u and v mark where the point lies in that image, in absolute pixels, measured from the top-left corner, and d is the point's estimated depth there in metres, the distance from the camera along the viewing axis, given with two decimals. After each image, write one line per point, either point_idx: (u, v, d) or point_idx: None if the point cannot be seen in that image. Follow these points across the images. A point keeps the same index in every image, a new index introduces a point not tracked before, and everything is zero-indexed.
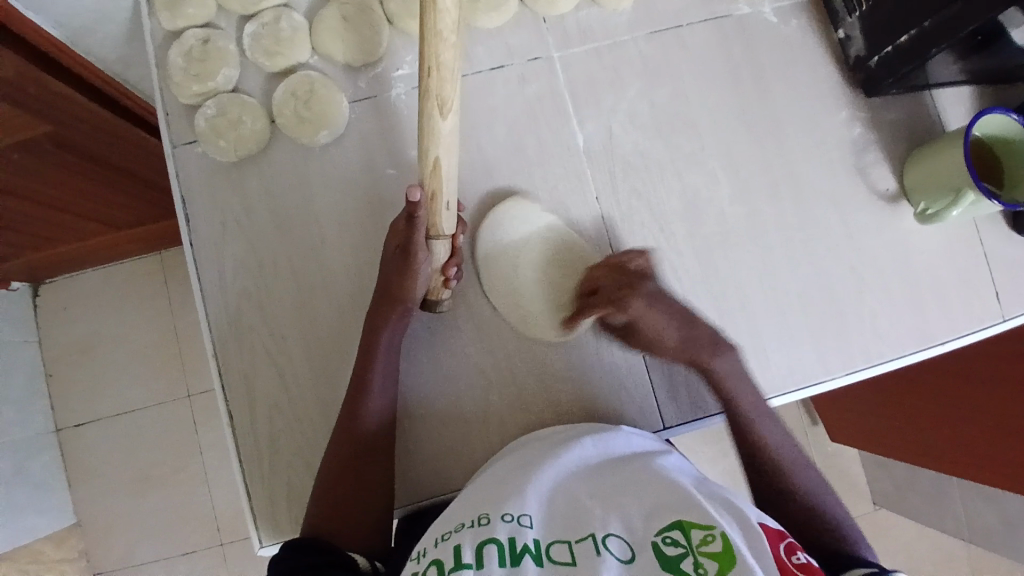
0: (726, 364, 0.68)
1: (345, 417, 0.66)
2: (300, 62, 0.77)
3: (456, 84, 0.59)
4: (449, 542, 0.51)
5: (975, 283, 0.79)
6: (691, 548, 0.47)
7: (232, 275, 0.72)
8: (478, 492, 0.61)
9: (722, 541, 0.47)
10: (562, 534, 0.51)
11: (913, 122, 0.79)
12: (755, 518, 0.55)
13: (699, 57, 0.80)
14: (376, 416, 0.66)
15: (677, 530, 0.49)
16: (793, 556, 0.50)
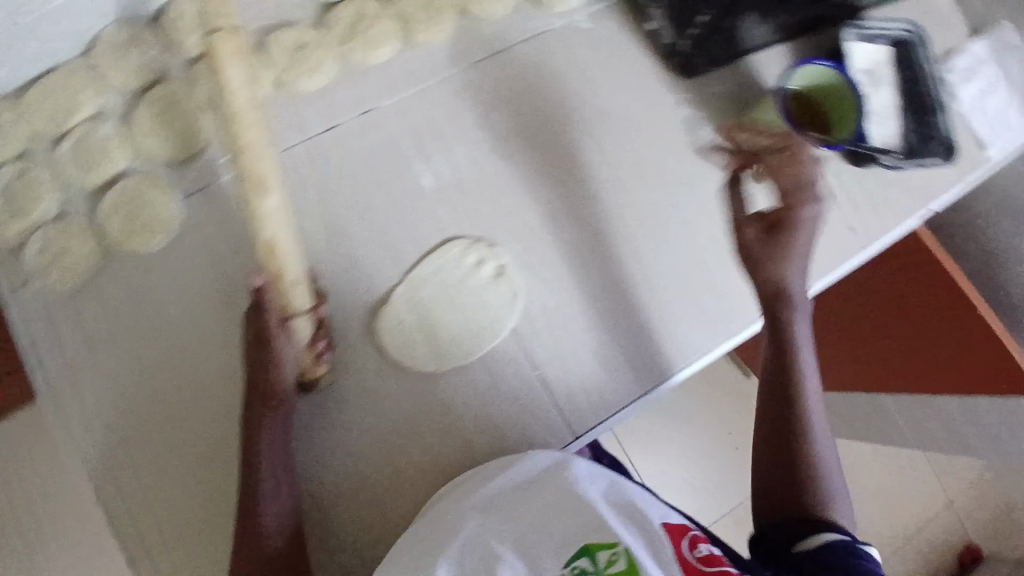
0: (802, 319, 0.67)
1: (241, 528, 0.62)
2: (122, 171, 0.74)
3: (268, 158, 0.62)
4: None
5: (832, 222, 0.82)
6: (600, 571, 0.50)
7: (95, 407, 0.69)
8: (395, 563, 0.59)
9: (625, 558, 0.50)
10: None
11: (736, 90, 0.83)
12: (659, 519, 0.57)
13: (526, 73, 0.82)
14: (276, 521, 0.63)
15: (584, 558, 0.51)
16: (695, 551, 0.53)
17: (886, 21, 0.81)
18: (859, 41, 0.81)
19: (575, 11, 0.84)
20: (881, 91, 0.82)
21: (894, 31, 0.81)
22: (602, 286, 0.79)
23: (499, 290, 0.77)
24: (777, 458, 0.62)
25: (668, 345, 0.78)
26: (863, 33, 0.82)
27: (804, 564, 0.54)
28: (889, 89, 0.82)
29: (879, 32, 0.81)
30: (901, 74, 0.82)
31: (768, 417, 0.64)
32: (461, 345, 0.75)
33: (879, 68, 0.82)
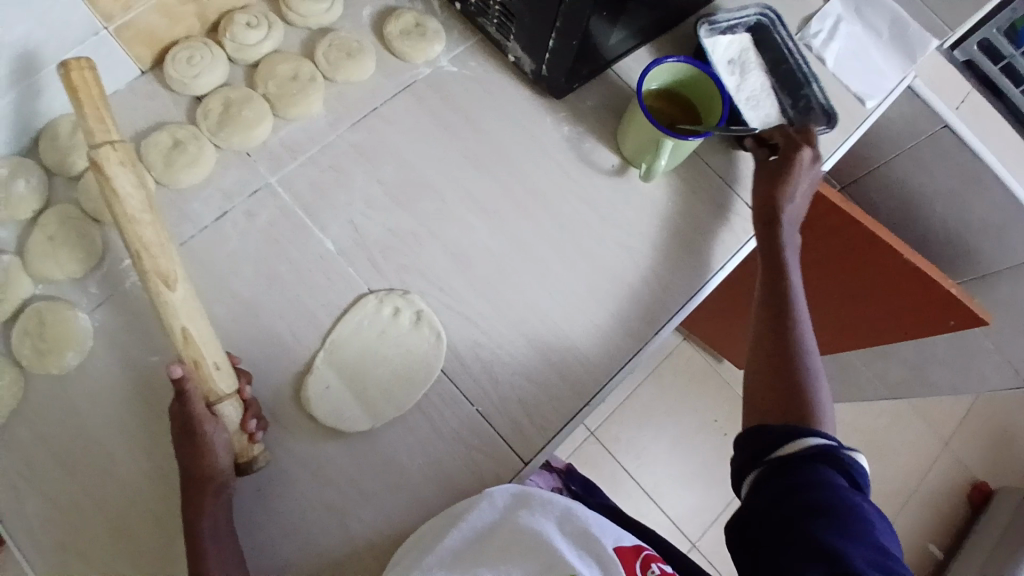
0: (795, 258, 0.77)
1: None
2: (27, 296, 0.75)
3: (171, 253, 0.64)
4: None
5: (727, 204, 0.87)
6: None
7: (38, 533, 0.69)
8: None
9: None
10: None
11: (607, 99, 0.88)
12: (612, 543, 0.69)
13: (405, 124, 0.85)
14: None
15: None
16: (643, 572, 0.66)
17: (739, 11, 0.87)
18: (716, 35, 0.86)
19: (440, 57, 0.88)
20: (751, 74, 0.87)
21: (749, 18, 0.87)
22: (521, 309, 0.81)
23: (422, 331, 0.78)
24: (767, 378, 0.69)
25: (593, 352, 0.81)
26: (718, 27, 0.86)
27: (787, 471, 0.59)
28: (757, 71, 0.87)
29: (734, 22, 0.87)
30: (760, 56, 0.89)
31: (756, 358, 0.71)
32: (389, 399, 0.76)
33: (741, 54, 0.88)
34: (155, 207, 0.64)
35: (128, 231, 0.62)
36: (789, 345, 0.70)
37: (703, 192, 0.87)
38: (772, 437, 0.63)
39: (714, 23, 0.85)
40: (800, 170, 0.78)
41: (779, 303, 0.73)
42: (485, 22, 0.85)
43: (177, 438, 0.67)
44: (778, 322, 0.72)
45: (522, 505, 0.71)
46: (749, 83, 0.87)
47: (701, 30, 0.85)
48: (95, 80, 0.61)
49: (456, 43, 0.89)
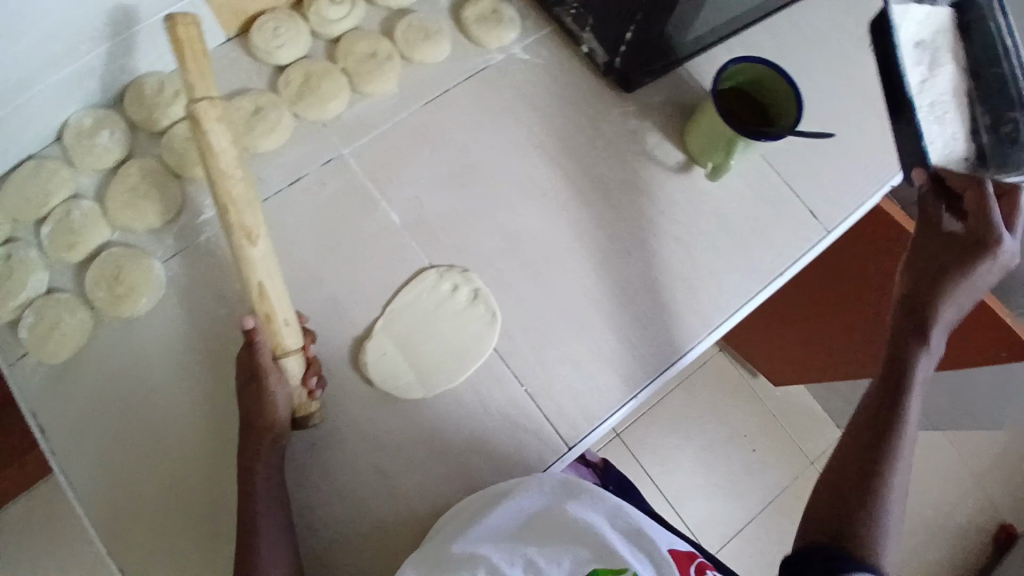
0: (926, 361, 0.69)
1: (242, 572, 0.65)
2: (105, 242, 0.78)
3: (253, 208, 0.67)
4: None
5: (789, 209, 0.87)
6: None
7: (95, 472, 0.71)
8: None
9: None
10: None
11: (674, 99, 0.89)
12: (665, 544, 0.65)
13: (475, 107, 0.86)
14: (276, 564, 0.65)
15: None
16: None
17: None
18: (916, 2, 0.73)
19: (513, 45, 0.89)
20: (939, 70, 0.73)
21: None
22: (577, 297, 0.82)
23: (479, 308, 0.79)
24: (847, 485, 0.65)
25: (646, 346, 0.81)
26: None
27: None
28: (947, 69, 0.73)
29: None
30: (958, 44, 0.74)
31: (851, 440, 0.68)
32: (442, 372, 0.77)
33: (937, 37, 0.74)
34: (242, 161, 0.68)
35: (220, 182, 0.66)
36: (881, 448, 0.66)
37: (767, 195, 0.87)
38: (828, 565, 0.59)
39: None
40: (989, 268, 0.68)
41: (898, 392, 0.68)
42: (561, 12, 0.88)
43: (242, 389, 0.70)
44: (890, 407, 0.68)
45: (569, 494, 0.69)
46: (937, 81, 0.73)
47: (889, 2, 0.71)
48: (199, 37, 0.65)
49: (530, 32, 0.90)
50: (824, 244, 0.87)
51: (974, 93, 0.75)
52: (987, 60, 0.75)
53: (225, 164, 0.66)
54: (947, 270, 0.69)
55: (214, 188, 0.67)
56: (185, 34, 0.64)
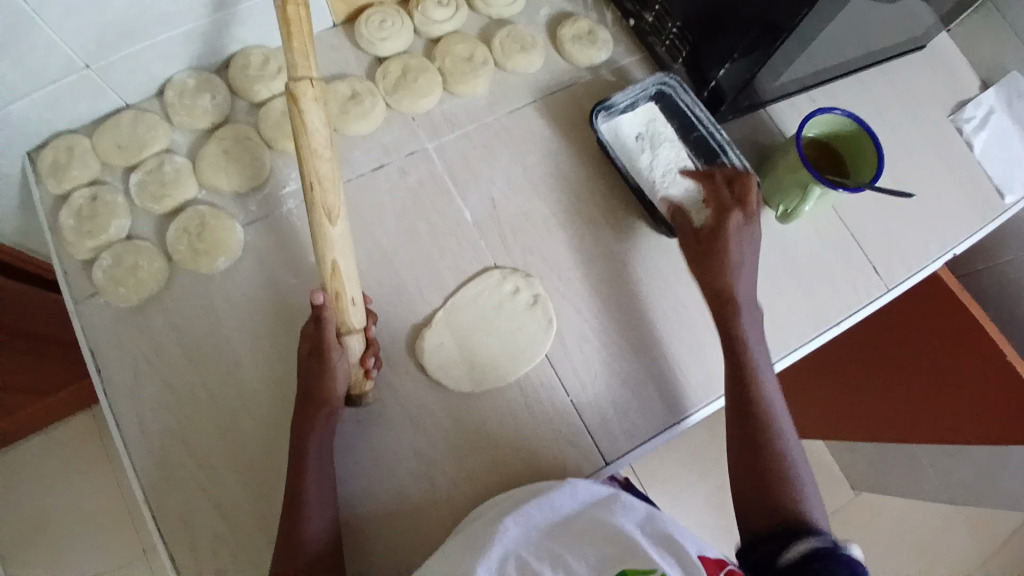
0: (751, 321, 0.73)
1: (285, 532, 0.65)
2: (189, 198, 0.81)
3: (338, 189, 0.66)
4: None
5: (852, 261, 0.89)
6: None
7: (150, 414, 0.74)
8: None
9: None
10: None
11: (752, 139, 0.91)
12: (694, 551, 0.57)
13: (558, 119, 0.89)
14: (318, 531, 0.65)
15: None
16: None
17: (637, 86, 0.84)
18: (612, 119, 0.85)
19: (602, 66, 0.92)
20: (662, 147, 0.84)
21: (648, 90, 0.85)
22: (634, 316, 0.83)
23: (540, 312, 0.80)
24: (753, 462, 0.65)
25: (695, 374, 0.81)
26: (614, 109, 0.84)
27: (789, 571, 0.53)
28: (670, 144, 0.84)
29: (633, 99, 0.85)
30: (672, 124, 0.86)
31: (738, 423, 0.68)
32: (493, 369, 0.78)
33: (646, 129, 0.85)
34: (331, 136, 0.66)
35: (307, 160, 0.65)
36: (765, 424, 0.67)
37: (830, 243, 0.89)
38: (779, 544, 0.57)
39: (611, 108, 0.84)
40: (742, 233, 0.75)
41: (747, 378, 0.70)
42: (655, 41, 0.91)
43: (300, 357, 0.71)
44: (749, 389, 0.69)
45: (608, 503, 0.66)
46: (658, 160, 0.84)
47: (597, 116, 0.83)
48: (306, 18, 0.63)
49: (620, 57, 0.93)
50: (885, 300, 0.88)
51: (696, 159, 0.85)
52: (688, 127, 0.86)
53: (315, 143, 0.64)
54: (710, 249, 0.75)
55: (301, 165, 0.65)
56: (294, 13, 0.63)
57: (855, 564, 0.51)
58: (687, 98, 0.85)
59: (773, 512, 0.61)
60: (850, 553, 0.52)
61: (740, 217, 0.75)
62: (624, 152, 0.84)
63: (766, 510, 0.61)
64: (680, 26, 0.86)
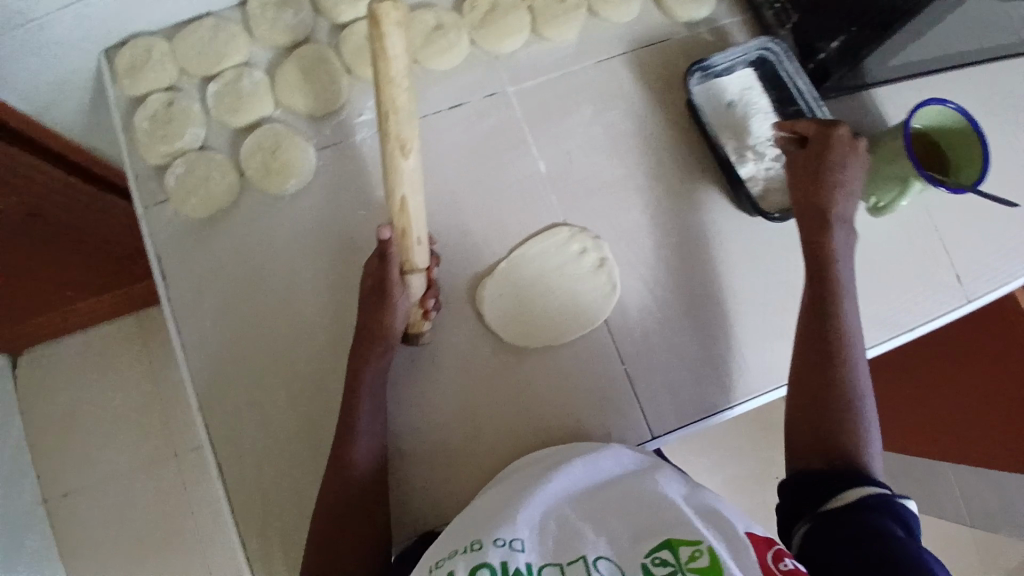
0: (842, 239, 0.70)
1: (334, 458, 0.66)
2: (263, 116, 0.80)
3: (413, 122, 0.57)
4: (444, 568, 0.49)
5: (933, 267, 0.85)
6: (680, 566, 0.45)
7: (210, 326, 0.75)
8: (462, 525, 0.58)
9: (711, 556, 0.45)
10: (554, 557, 0.50)
11: (848, 123, 0.87)
12: (743, 527, 0.50)
13: (647, 77, 0.84)
14: (365, 461, 0.66)
15: (666, 550, 0.47)
16: (781, 562, 0.45)
17: (738, 49, 0.80)
18: (705, 82, 0.81)
19: (701, 24, 0.87)
20: (754, 118, 0.81)
21: (749, 54, 0.81)
22: (699, 294, 0.80)
23: (604, 275, 0.78)
24: (817, 396, 0.63)
25: (755, 361, 0.79)
26: (711, 71, 0.81)
27: (839, 518, 0.51)
28: (762, 115, 0.81)
29: (731, 62, 0.81)
30: (768, 94, 0.82)
31: (806, 354, 0.65)
32: (549, 327, 0.77)
33: (740, 97, 0.81)
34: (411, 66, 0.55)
35: (386, 87, 0.55)
36: (837, 359, 0.64)
37: (912, 244, 0.85)
38: (825, 486, 0.56)
39: (708, 68, 0.80)
40: (847, 151, 0.70)
41: (829, 307, 0.66)
42: (763, 4, 0.85)
43: (362, 289, 0.70)
44: (829, 319, 0.66)
45: (653, 472, 0.62)
46: (748, 131, 0.81)
47: (692, 77, 0.80)
48: None
49: (722, 17, 0.88)
50: (962, 311, 0.84)
51: None
52: (785, 100, 0.82)
53: (392, 71, 0.54)
54: (807, 172, 0.71)
55: (375, 92, 0.56)
56: None
57: (911, 515, 0.51)
58: (790, 67, 0.81)
59: (833, 449, 0.59)
60: (905, 504, 0.52)
61: (846, 134, 0.70)
62: (713, 118, 0.81)
63: (819, 445, 0.60)
64: None
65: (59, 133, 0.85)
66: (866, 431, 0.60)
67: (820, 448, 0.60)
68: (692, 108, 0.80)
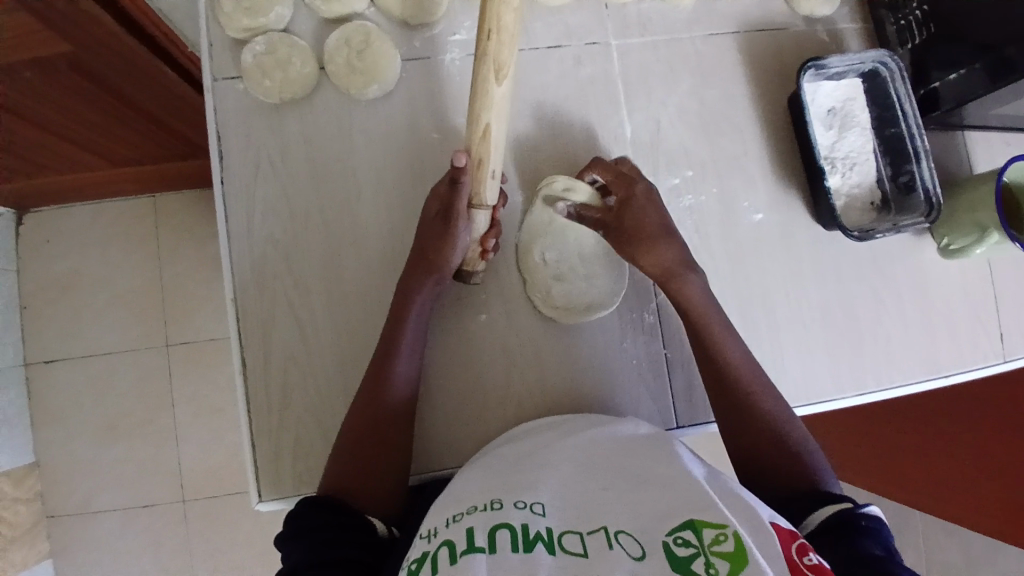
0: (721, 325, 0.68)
1: (371, 381, 0.64)
2: (356, 11, 0.76)
3: (514, 49, 0.49)
4: (461, 523, 0.47)
5: (985, 321, 0.83)
6: (703, 549, 0.42)
7: (260, 217, 0.73)
8: (485, 477, 0.56)
9: (737, 541, 0.42)
10: (574, 525, 0.46)
11: (939, 157, 0.84)
12: (766, 515, 0.49)
13: (751, 63, 0.82)
14: (401, 393, 0.65)
15: (689, 530, 0.44)
16: (803, 556, 0.44)
17: (856, 56, 0.78)
18: (817, 82, 0.80)
19: (819, 22, 0.85)
20: (851, 131, 0.81)
21: (865, 64, 0.79)
22: (754, 296, 0.78)
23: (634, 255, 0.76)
24: (767, 451, 0.61)
25: (793, 374, 0.77)
26: (825, 73, 0.79)
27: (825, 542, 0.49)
28: (860, 130, 0.80)
29: (845, 68, 0.79)
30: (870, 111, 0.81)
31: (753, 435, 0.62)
32: (572, 291, 0.74)
33: (844, 107, 0.80)
34: None
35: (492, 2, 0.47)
36: (757, 406, 0.64)
37: (971, 293, 0.83)
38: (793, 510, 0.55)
39: (821, 68, 0.78)
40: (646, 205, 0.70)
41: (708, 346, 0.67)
42: (888, 18, 0.83)
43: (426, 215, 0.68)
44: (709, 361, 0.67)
45: (667, 443, 0.59)
46: (842, 143, 0.80)
47: (804, 73, 0.78)
48: None
49: (842, 21, 0.86)
50: (998, 368, 0.82)
51: (879, 153, 0.81)
52: (887, 119, 0.81)
53: None
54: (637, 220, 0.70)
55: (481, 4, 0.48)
56: None
57: (876, 517, 0.50)
58: (901, 87, 0.79)
59: (792, 482, 0.58)
60: (870, 509, 0.51)
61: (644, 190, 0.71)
62: (814, 120, 0.80)
63: (785, 469, 0.59)
64: (926, 11, 0.78)
65: (145, 5, 0.79)
66: (815, 462, 0.60)
67: (786, 467, 0.60)
68: (797, 103, 0.78)
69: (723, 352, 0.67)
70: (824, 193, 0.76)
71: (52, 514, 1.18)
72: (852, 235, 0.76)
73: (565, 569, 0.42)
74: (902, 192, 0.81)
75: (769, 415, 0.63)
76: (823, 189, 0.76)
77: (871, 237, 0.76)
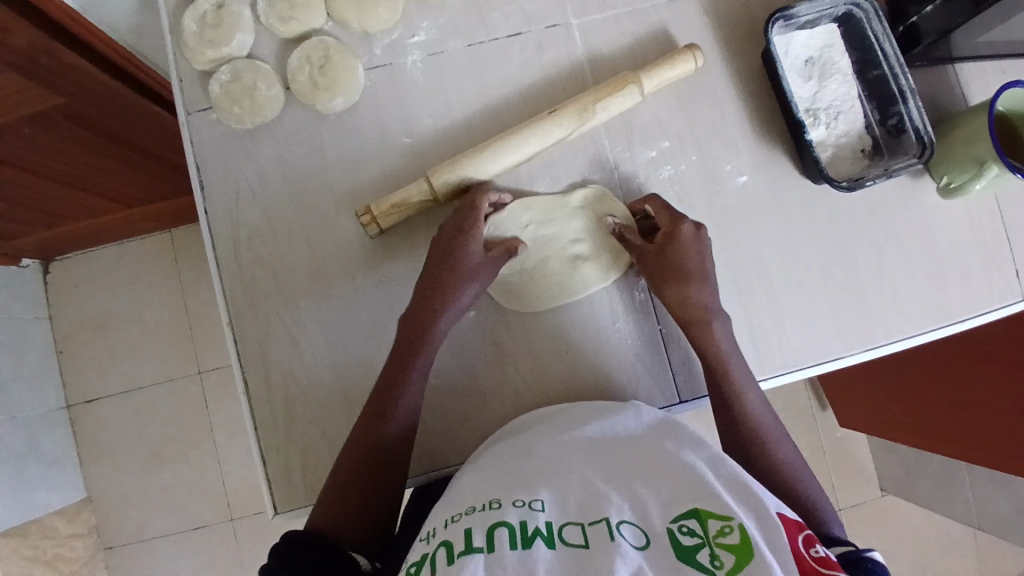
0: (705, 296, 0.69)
1: (377, 405, 0.65)
2: (315, 27, 0.76)
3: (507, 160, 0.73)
4: (460, 525, 0.47)
5: (997, 259, 0.79)
6: (708, 539, 0.43)
7: (246, 241, 0.75)
8: (486, 477, 0.56)
9: (742, 533, 0.43)
10: (575, 516, 0.47)
11: (929, 94, 0.81)
12: (772, 506, 0.49)
13: (721, 23, 0.80)
14: (402, 419, 0.65)
15: (694, 519, 0.45)
16: (811, 548, 0.46)
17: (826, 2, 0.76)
18: (787, 33, 0.77)
19: None
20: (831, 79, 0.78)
21: (837, 8, 0.76)
22: (747, 259, 0.77)
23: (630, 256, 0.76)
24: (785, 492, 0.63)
25: (796, 336, 0.75)
26: (794, 23, 0.77)
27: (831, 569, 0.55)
28: (840, 77, 0.77)
29: (817, 15, 0.77)
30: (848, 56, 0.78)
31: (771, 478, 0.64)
32: (534, 247, 0.75)
33: (820, 55, 0.78)
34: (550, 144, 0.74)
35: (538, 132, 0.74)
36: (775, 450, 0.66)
37: (979, 231, 0.80)
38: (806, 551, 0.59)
39: (790, 18, 0.76)
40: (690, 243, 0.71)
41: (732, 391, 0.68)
42: None
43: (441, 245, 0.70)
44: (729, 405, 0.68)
45: (669, 431, 0.60)
46: (823, 93, 0.77)
47: (773, 25, 0.75)
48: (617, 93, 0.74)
49: None
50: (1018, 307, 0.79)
51: (862, 98, 0.79)
52: (868, 62, 0.78)
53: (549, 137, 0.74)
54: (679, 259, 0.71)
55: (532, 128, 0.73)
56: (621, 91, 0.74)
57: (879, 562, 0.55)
58: (878, 27, 0.76)
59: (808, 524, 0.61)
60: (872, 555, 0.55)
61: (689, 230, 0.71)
62: (789, 73, 0.77)
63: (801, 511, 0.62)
64: None
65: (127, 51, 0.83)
66: (826, 506, 0.63)
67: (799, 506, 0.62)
68: (770, 58, 0.76)
69: (745, 397, 0.67)
70: (807, 148, 0.74)
71: (108, 546, 1.23)
72: (841, 187, 0.74)
73: (564, 560, 0.42)
74: (892, 136, 0.78)
75: (782, 458, 0.65)
76: (805, 142, 0.74)
77: (861, 186, 0.74)
